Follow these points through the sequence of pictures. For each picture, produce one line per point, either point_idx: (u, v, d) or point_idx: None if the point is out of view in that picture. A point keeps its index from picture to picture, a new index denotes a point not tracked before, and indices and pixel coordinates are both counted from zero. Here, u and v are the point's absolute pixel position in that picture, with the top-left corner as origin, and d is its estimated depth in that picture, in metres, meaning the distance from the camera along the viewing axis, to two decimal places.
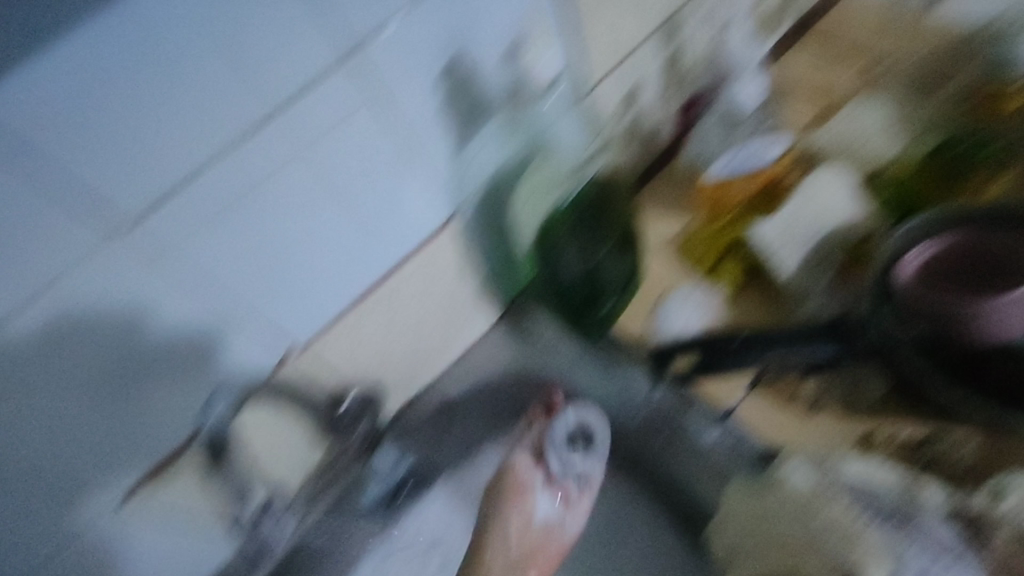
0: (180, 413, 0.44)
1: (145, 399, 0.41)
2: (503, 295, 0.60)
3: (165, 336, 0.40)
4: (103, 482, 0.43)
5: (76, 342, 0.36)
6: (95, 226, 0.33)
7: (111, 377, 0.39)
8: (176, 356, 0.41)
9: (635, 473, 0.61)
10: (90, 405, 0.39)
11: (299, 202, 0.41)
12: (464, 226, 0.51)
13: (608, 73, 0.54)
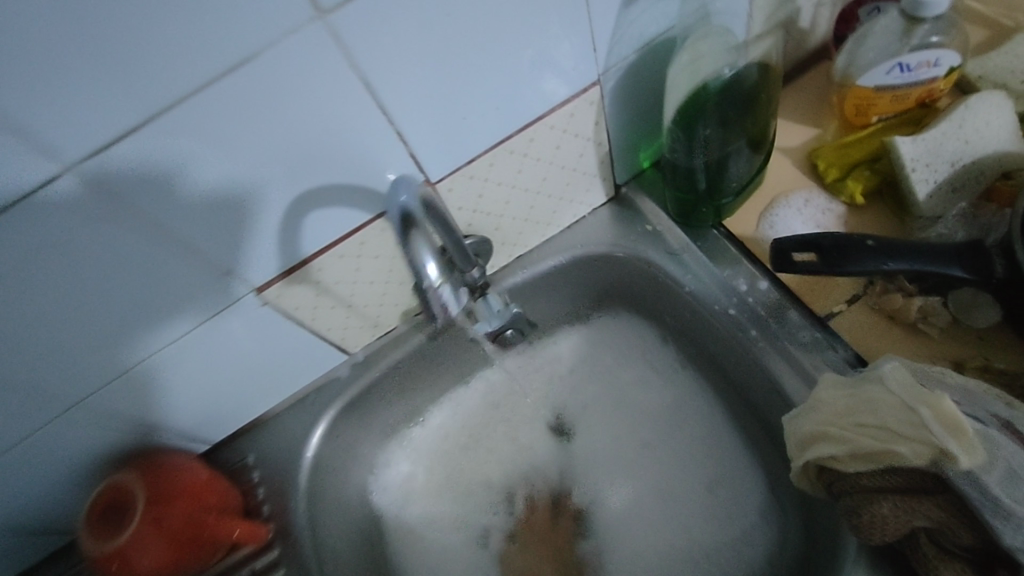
0: (217, 275, 0.46)
1: (241, 230, 0.45)
2: (617, 177, 0.62)
3: (191, 199, 0.41)
4: (129, 329, 0.46)
5: (104, 198, 0.38)
6: (290, 16, 0.36)
7: (142, 235, 0.41)
8: (206, 217, 0.43)
9: (707, 367, 0.64)
10: (125, 254, 0.42)
11: (470, 30, 0.41)
12: (606, 93, 0.52)
13: None
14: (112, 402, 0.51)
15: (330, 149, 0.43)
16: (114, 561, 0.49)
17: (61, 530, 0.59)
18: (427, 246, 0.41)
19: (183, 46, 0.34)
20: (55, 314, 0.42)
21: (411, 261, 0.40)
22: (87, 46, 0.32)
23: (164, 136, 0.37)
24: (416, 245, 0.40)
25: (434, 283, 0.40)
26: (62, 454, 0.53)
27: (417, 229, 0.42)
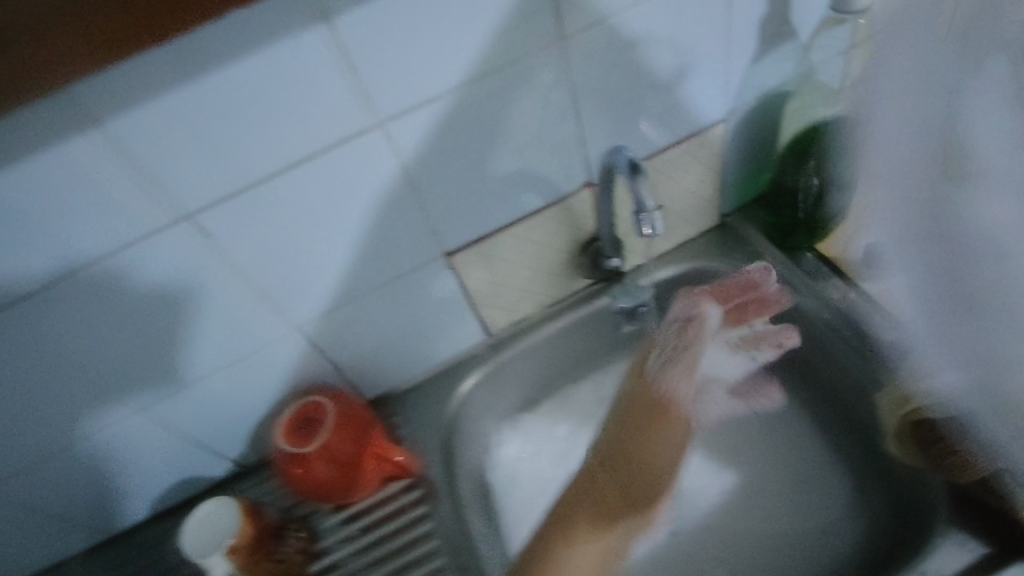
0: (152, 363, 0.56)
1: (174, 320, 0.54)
2: (725, 206, 0.75)
3: (143, 291, 0.51)
4: (94, 394, 0.55)
5: (76, 290, 0.48)
6: (536, 41, 0.50)
7: (87, 334, 0.51)
8: (153, 308, 0.52)
9: (800, 373, 0.73)
10: (82, 340, 0.51)
11: (645, 65, 0.56)
12: (729, 130, 0.66)
13: None
14: (318, 337, 0.62)
15: (535, 143, 0.57)
16: (301, 465, 0.61)
17: (234, 456, 0.68)
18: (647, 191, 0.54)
19: (462, 54, 0.48)
20: (315, 242, 0.55)
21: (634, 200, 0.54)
22: (404, 47, 0.46)
23: (438, 114, 0.51)
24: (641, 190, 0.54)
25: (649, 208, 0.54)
26: (261, 389, 0.64)
27: (641, 174, 0.54)
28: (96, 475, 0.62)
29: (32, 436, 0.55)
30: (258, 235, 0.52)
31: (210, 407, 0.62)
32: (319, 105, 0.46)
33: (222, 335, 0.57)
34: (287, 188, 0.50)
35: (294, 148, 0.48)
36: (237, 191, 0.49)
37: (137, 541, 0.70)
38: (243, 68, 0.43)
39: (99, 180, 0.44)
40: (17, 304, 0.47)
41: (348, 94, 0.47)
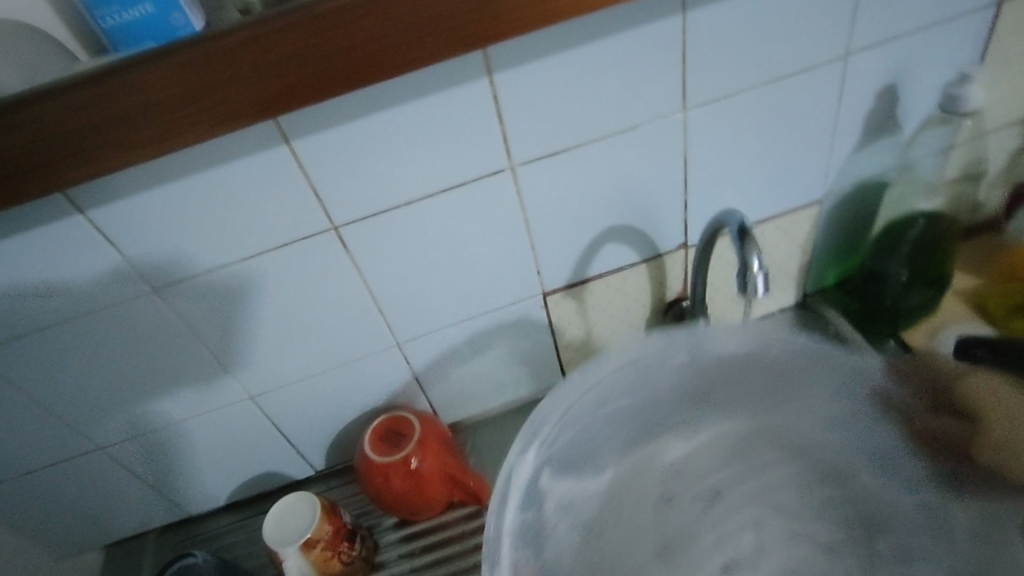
0: (209, 385, 0.62)
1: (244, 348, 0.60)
2: (807, 285, 0.77)
3: (218, 321, 0.57)
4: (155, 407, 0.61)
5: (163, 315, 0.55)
6: (651, 113, 0.54)
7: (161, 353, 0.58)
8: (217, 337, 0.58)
9: None
10: (155, 359, 0.58)
11: (747, 143, 0.60)
12: (822, 212, 0.69)
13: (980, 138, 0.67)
14: (413, 354, 0.66)
15: (643, 203, 0.61)
16: (380, 475, 0.64)
17: (313, 456, 0.72)
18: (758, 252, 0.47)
19: (582, 118, 0.53)
20: (429, 268, 0.60)
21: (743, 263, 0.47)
22: (533, 106, 0.51)
23: (562, 165, 0.56)
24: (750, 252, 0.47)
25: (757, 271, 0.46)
26: (346, 399, 0.68)
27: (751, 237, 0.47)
28: (186, 458, 0.67)
29: (151, 404, 0.61)
30: (385, 253, 0.57)
31: (305, 405, 0.67)
32: (465, 146, 0.52)
33: (329, 339, 0.62)
34: (421, 214, 0.55)
35: (436, 181, 0.54)
36: (378, 214, 0.54)
37: (210, 525, 0.74)
38: (413, 107, 0.49)
39: (272, 188, 0.50)
40: (178, 284, 0.54)
41: (492, 139, 0.52)
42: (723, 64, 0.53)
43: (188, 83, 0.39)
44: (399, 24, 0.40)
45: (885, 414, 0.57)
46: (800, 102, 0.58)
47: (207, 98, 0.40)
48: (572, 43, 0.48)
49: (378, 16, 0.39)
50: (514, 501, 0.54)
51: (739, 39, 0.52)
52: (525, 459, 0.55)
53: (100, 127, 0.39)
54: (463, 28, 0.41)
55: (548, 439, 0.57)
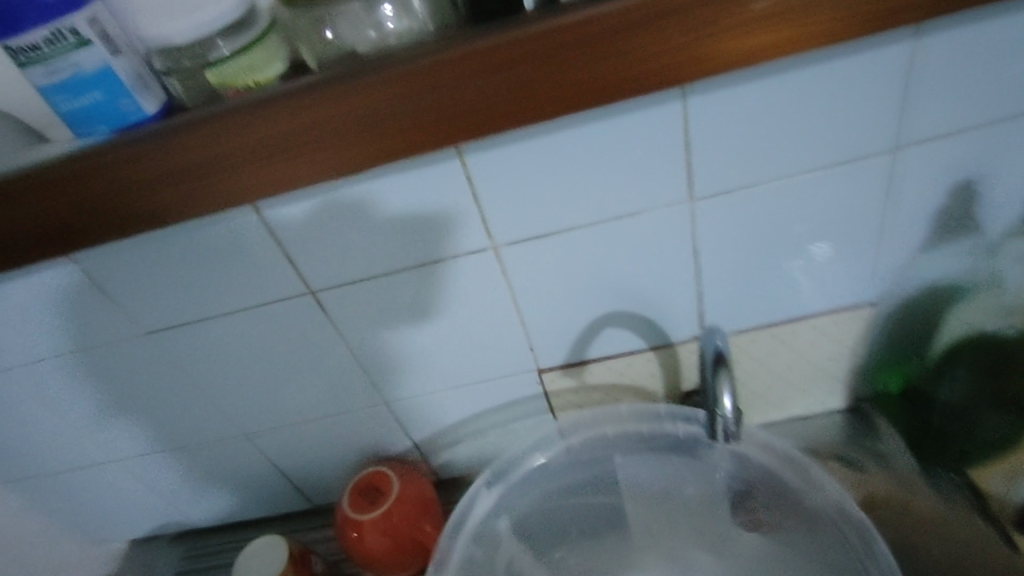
0: (207, 417, 0.65)
1: (238, 389, 0.62)
2: (860, 391, 0.66)
3: (211, 362, 0.60)
4: (163, 428, 0.66)
5: (161, 353, 0.58)
6: (652, 200, 0.49)
7: (162, 384, 0.61)
8: (216, 376, 0.61)
9: None
10: (158, 389, 0.62)
11: (773, 237, 0.52)
12: (876, 314, 0.59)
13: None
14: (401, 412, 0.65)
15: (646, 290, 0.55)
16: (355, 530, 0.62)
17: (308, 493, 0.74)
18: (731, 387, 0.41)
19: (572, 203, 0.49)
20: (412, 334, 0.58)
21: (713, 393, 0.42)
22: (518, 189, 0.48)
23: (550, 247, 0.52)
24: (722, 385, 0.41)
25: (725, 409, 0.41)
26: (339, 446, 0.69)
27: (726, 369, 0.41)
28: (192, 476, 0.71)
29: (156, 427, 0.65)
30: (365, 317, 0.56)
31: (297, 447, 0.68)
32: (442, 223, 0.50)
33: (318, 390, 0.63)
34: (401, 284, 0.54)
35: (415, 254, 0.52)
36: (358, 281, 0.54)
37: (213, 541, 0.77)
38: (383, 184, 0.47)
39: (250, 250, 0.51)
40: (171, 328, 0.56)
41: (470, 218, 0.50)
42: (734, 154, 0.47)
43: (146, 170, 0.40)
44: (349, 117, 0.39)
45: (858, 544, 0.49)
46: (836, 196, 0.50)
47: (167, 183, 0.41)
48: (551, 129, 0.45)
49: (328, 111, 0.38)
50: (454, 560, 0.53)
51: (753, 129, 0.45)
52: (466, 518, 0.54)
53: (64, 210, 0.41)
54: (420, 123, 0.40)
55: (497, 507, 0.56)
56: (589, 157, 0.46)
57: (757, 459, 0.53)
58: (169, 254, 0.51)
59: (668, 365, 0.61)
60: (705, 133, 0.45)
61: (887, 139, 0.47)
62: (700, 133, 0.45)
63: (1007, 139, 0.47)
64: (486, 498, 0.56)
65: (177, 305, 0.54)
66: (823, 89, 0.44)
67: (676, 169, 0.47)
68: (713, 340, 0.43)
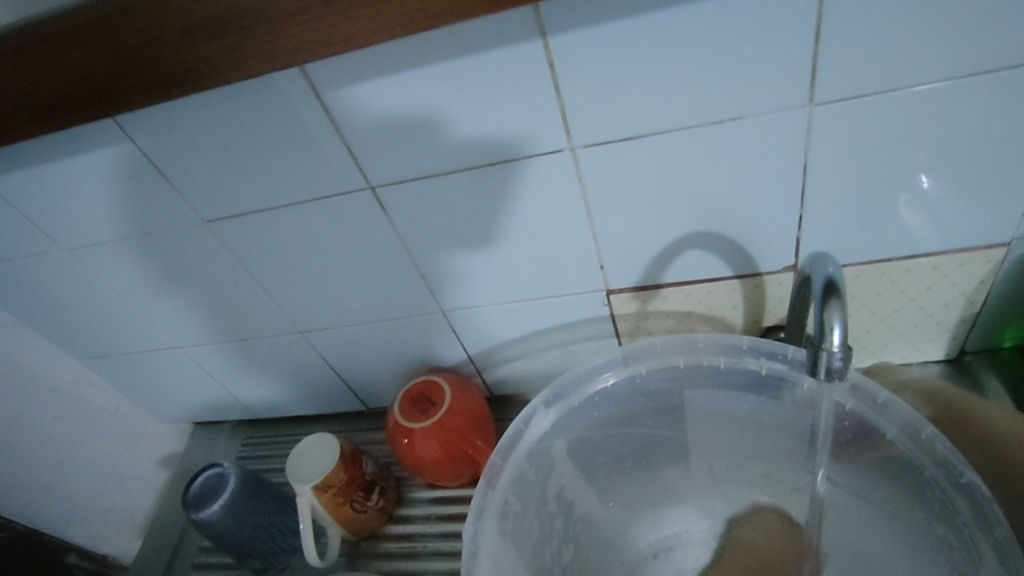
0: (266, 312, 0.64)
1: (297, 286, 0.61)
2: (968, 343, 0.59)
3: (270, 257, 0.58)
4: (224, 319, 0.66)
5: (221, 243, 0.57)
6: (760, 101, 0.42)
7: (224, 277, 0.61)
8: (273, 272, 0.60)
9: None
10: (219, 280, 0.61)
11: (901, 155, 0.45)
12: (1008, 257, 0.51)
13: None
14: (459, 323, 0.63)
15: (737, 210, 0.49)
16: (406, 437, 0.62)
17: (362, 396, 0.74)
18: (842, 320, 0.36)
19: (666, 102, 0.42)
20: (475, 243, 0.54)
21: (819, 327, 0.36)
22: (605, 82, 0.42)
23: (634, 153, 0.46)
24: (831, 317, 0.36)
25: (835, 346, 0.36)
26: (395, 352, 0.68)
27: (837, 300, 0.36)
28: (252, 369, 0.72)
29: (218, 317, 0.66)
30: (427, 219, 0.53)
31: (353, 349, 0.68)
32: (517, 117, 0.45)
33: (375, 294, 0.61)
34: (465, 185, 0.50)
35: (484, 154, 0.47)
36: (420, 181, 0.50)
37: (272, 433, 0.80)
38: (454, 67, 0.42)
39: (309, 137, 0.48)
40: (229, 218, 0.55)
41: (548, 114, 0.44)
42: (875, 47, 0.39)
43: (199, 20, 0.37)
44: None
45: (961, 505, 0.42)
46: (993, 109, 0.42)
47: (224, 36, 0.38)
48: (654, 7, 0.38)
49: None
50: (505, 476, 0.51)
51: (907, 14, 0.37)
52: (520, 437, 0.51)
53: (120, 69, 0.40)
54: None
55: (551, 430, 0.53)
56: (692, 45, 0.39)
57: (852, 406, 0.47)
58: (226, 137, 0.48)
59: (751, 297, 0.56)
60: (839, 18, 0.38)
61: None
62: (833, 20, 0.38)
63: None
64: (543, 418, 0.52)
65: (236, 194, 0.52)
66: None
67: (795, 65, 0.40)
68: (823, 266, 0.38)
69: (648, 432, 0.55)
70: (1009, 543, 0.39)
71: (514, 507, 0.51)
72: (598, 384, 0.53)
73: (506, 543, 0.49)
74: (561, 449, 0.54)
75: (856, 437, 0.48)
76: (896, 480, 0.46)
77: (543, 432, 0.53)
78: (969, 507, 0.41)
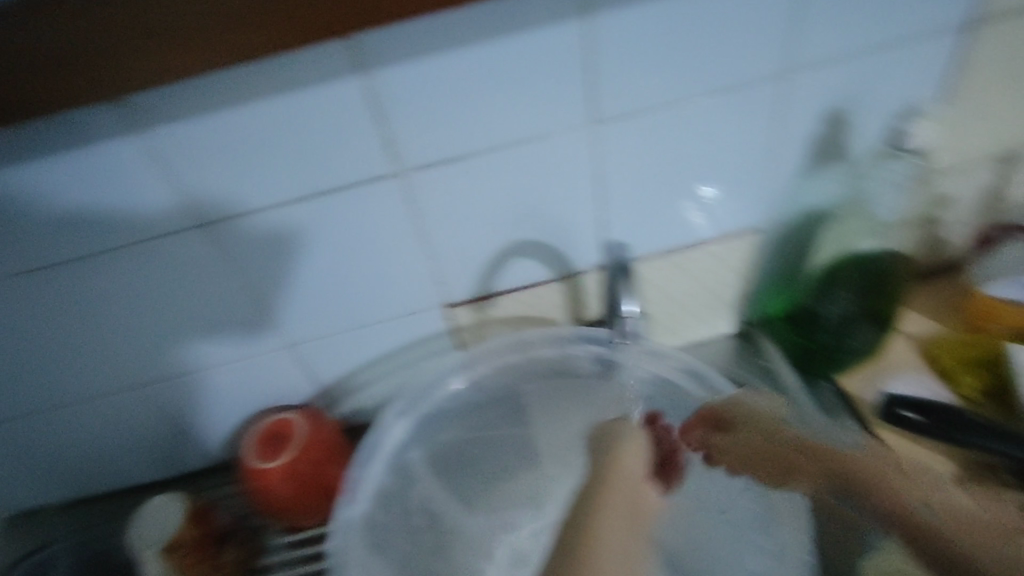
0: (87, 371, 0.59)
1: (123, 337, 0.57)
2: (749, 315, 0.71)
3: (91, 308, 0.54)
4: (35, 386, 0.59)
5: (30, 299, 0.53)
6: (556, 121, 0.50)
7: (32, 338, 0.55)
8: (94, 324, 0.56)
9: None
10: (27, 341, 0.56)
11: (670, 161, 0.55)
12: (763, 238, 0.63)
13: (949, 171, 0.62)
14: (308, 354, 0.63)
15: (552, 217, 0.56)
16: (261, 478, 0.60)
17: (209, 450, 0.70)
18: None
19: (478, 124, 0.48)
20: (317, 270, 0.56)
21: None
22: (422, 110, 0.47)
23: (458, 172, 0.51)
24: None
25: None
26: (243, 395, 0.65)
27: None
28: (72, 441, 0.65)
29: (27, 386, 0.59)
30: (262, 249, 0.53)
31: (196, 398, 0.64)
32: (346, 143, 0.48)
33: (215, 334, 0.59)
34: (302, 213, 0.52)
35: (319, 183, 0.50)
36: (253, 212, 0.51)
37: (102, 511, 0.72)
38: (281, 100, 0.45)
39: (131, 175, 0.47)
40: (38, 269, 0.51)
41: (375, 141, 0.48)
42: (636, 74, 0.49)
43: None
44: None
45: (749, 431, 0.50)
46: (730, 119, 0.53)
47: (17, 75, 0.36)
48: (459, 41, 0.44)
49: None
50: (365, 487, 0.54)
51: (654, 48, 0.47)
52: (381, 443, 0.55)
53: None
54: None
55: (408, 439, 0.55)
56: (491, 77, 0.46)
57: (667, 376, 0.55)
58: (33, 180, 0.46)
59: (574, 296, 0.63)
60: (606, 52, 0.47)
61: (778, 65, 0.50)
62: (601, 54, 0.47)
63: (873, 66, 0.52)
64: (400, 425, 0.57)
65: (47, 241, 0.49)
66: (713, 9, 0.46)
67: (578, 91, 0.48)
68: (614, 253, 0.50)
69: (501, 430, 0.60)
70: None
71: (379, 517, 0.54)
72: (451, 386, 0.59)
73: (371, 556, 0.52)
74: (417, 457, 0.58)
75: (672, 401, 0.57)
76: (706, 429, 0.55)
77: (402, 437, 0.57)
78: None
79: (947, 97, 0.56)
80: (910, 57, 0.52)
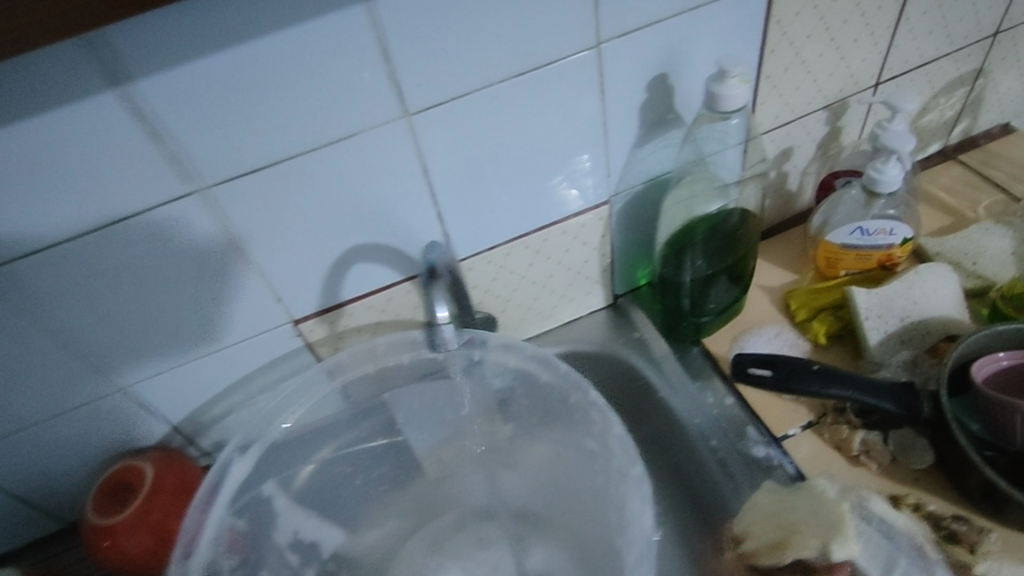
0: None
1: None
2: (616, 288, 0.71)
3: None
4: None
5: None
6: (362, 119, 0.46)
7: None
8: None
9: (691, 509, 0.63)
10: None
11: (498, 147, 0.52)
12: (614, 211, 0.63)
13: (781, 125, 0.63)
14: (147, 394, 0.58)
15: (384, 217, 0.53)
16: (107, 538, 0.55)
17: (56, 512, 0.64)
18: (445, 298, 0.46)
19: (276, 130, 0.44)
20: (131, 307, 0.50)
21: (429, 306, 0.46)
22: (202, 121, 0.42)
23: (265, 184, 0.47)
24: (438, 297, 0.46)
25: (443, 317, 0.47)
26: (82, 447, 0.59)
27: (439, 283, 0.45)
28: None
29: None
30: (57, 293, 0.47)
31: (24, 460, 0.58)
32: (121, 167, 0.43)
33: (26, 390, 0.53)
34: (88, 249, 0.46)
35: (99, 213, 0.44)
36: (30, 253, 0.45)
37: None
38: (21, 127, 0.39)
39: None
40: None
41: (153, 162, 0.43)
42: (438, 60, 0.45)
43: None
44: None
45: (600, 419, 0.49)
46: (554, 97, 0.51)
47: None
48: (224, 44, 0.39)
49: None
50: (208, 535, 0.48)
51: (453, 30, 0.44)
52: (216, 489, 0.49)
53: None
54: None
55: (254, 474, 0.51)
56: (275, 80, 0.42)
57: (521, 368, 0.53)
58: None
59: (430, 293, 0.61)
60: (402, 41, 0.43)
61: (592, 36, 0.48)
62: (397, 42, 0.43)
63: (687, 28, 0.51)
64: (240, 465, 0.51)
65: None
66: None
67: (380, 84, 0.45)
68: None
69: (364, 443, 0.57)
70: (627, 436, 0.47)
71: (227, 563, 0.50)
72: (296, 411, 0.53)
73: None
74: (274, 490, 0.54)
75: (530, 392, 0.55)
76: (564, 417, 0.53)
77: (243, 477, 0.51)
78: (599, 415, 0.49)
79: (766, 53, 0.56)
80: (722, 16, 0.52)
